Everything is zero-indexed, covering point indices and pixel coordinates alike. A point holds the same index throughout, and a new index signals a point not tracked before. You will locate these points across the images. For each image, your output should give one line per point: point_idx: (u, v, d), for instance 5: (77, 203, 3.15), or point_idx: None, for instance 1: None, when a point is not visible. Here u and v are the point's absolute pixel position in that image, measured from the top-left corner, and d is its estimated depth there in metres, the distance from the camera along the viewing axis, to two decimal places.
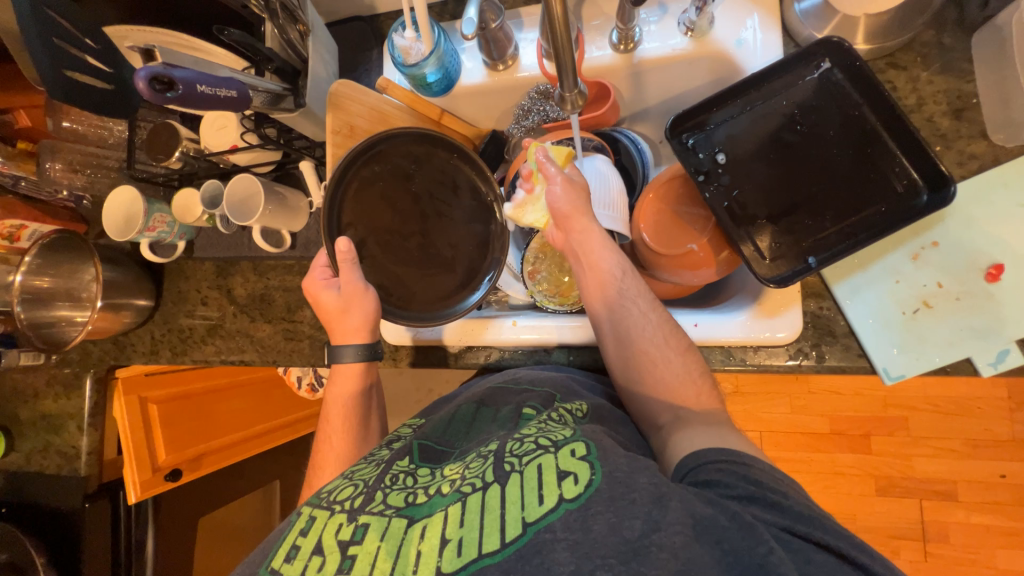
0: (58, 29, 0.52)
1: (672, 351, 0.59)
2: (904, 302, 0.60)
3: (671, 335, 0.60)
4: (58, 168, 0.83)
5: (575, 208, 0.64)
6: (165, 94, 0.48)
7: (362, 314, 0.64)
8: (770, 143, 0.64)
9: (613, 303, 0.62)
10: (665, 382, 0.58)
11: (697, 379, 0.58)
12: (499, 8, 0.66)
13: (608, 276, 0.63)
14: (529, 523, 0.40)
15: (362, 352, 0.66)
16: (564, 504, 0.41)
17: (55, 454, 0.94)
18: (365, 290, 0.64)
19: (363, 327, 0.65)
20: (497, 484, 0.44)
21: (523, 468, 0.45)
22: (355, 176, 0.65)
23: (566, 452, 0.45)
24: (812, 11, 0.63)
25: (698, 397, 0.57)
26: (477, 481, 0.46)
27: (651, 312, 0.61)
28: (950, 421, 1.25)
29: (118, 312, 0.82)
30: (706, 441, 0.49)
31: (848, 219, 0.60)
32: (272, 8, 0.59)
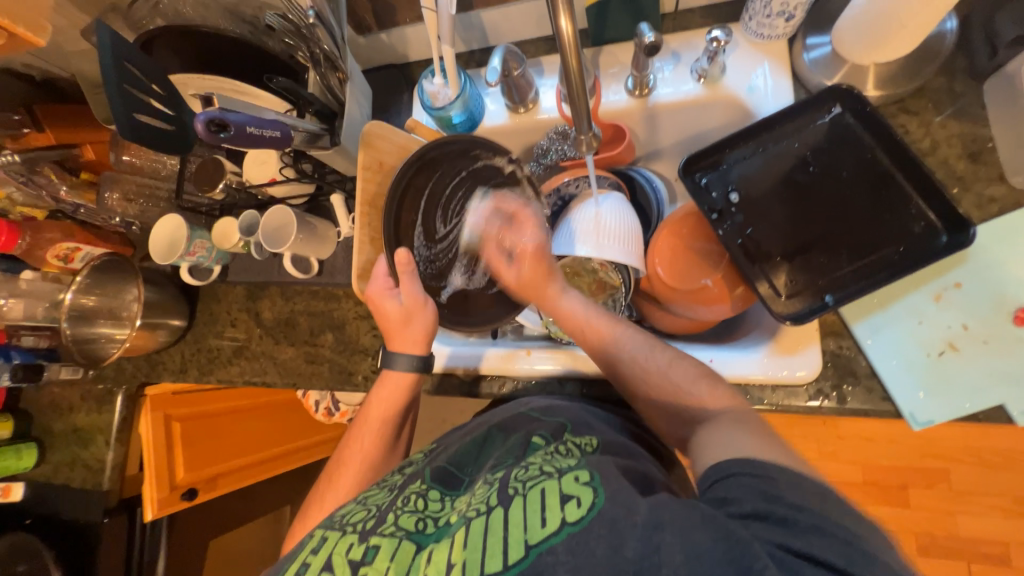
0: (129, 77, 0.59)
1: (673, 374, 0.59)
2: (928, 344, 0.58)
3: (670, 359, 0.61)
4: (115, 197, 0.91)
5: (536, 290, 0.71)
6: (218, 134, 0.53)
7: (423, 325, 0.68)
8: (783, 184, 0.66)
9: (602, 352, 0.65)
10: (678, 400, 0.59)
11: (711, 387, 0.58)
12: (521, 57, 0.71)
13: (594, 329, 0.66)
14: (531, 545, 0.40)
15: (416, 363, 0.69)
16: (566, 528, 0.40)
17: (81, 467, 0.97)
18: (425, 303, 0.67)
19: (424, 338, 0.68)
20: (501, 507, 0.45)
21: (526, 492, 0.45)
22: (409, 184, 0.67)
23: (569, 478, 0.45)
24: (820, 60, 0.66)
25: (715, 400, 0.56)
26: (481, 505, 0.46)
27: (646, 346, 0.63)
28: (994, 475, 1.17)
29: (153, 331, 0.86)
30: (725, 450, 0.47)
31: (864, 259, 0.60)
32: (316, 59, 0.66)
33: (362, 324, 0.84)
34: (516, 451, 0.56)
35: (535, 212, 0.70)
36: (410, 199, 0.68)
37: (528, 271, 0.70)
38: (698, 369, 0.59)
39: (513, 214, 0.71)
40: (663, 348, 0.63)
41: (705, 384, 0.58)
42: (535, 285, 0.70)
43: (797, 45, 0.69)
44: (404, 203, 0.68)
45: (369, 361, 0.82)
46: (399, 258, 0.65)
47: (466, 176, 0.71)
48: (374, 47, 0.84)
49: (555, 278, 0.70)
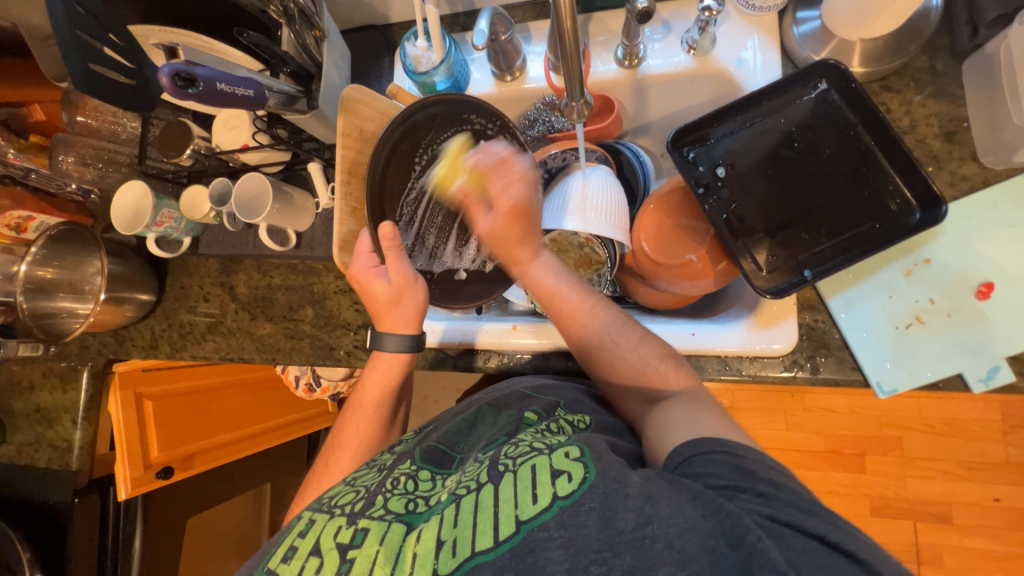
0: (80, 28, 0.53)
1: (642, 351, 0.60)
2: (897, 317, 0.61)
3: (640, 337, 0.61)
4: (69, 161, 0.84)
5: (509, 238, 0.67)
6: (186, 89, 0.48)
7: (412, 305, 0.66)
8: (768, 160, 0.66)
9: (569, 323, 0.64)
10: (645, 379, 0.59)
11: (674, 366, 0.59)
12: (508, 20, 0.68)
13: (562, 298, 0.65)
14: (522, 521, 0.41)
15: (408, 344, 0.67)
16: (557, 503, 0.41)
17: (47, 447, 0.93)
18: (415, 281, 0.66)
19: (414, 318, 0.67)
20: (491, 484, 0.45)
21: (517, 468, 0.45)
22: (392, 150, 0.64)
23: (560, 454, 0.46)
24: (809, 34, 0.66)
25: (678, 381, 0.57)
26: (471, 483, 0.47)
27: (618, 322, 0.63)
28: (943, 441, 1.25)
29: (120, 305, 0.82)
30: (692, 429, 0.49)
31: (842, 235, 0.62)
32: (291, 14, 0.62)
33: (343, 298, 0.82)
34: (509, 428, 0.56)
35: (528, 168, 0.65)
36: (393, 167, 0.65)
37: (501, 227, 0.66)
38: (664, 350, 0.61)
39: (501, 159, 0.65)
40: (633, 326, 0.63)
41: (670, 364, 0.59)
42: (507, 245, 0.67)
43: (787, 18, 0.68)
44: (387, 168, 0.65)
45: (351, 336, 0.81)
46: (385, 234, 0.62)
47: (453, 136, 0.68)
48: (352, 5, 0.79)
49: (532, 241, 0.67)
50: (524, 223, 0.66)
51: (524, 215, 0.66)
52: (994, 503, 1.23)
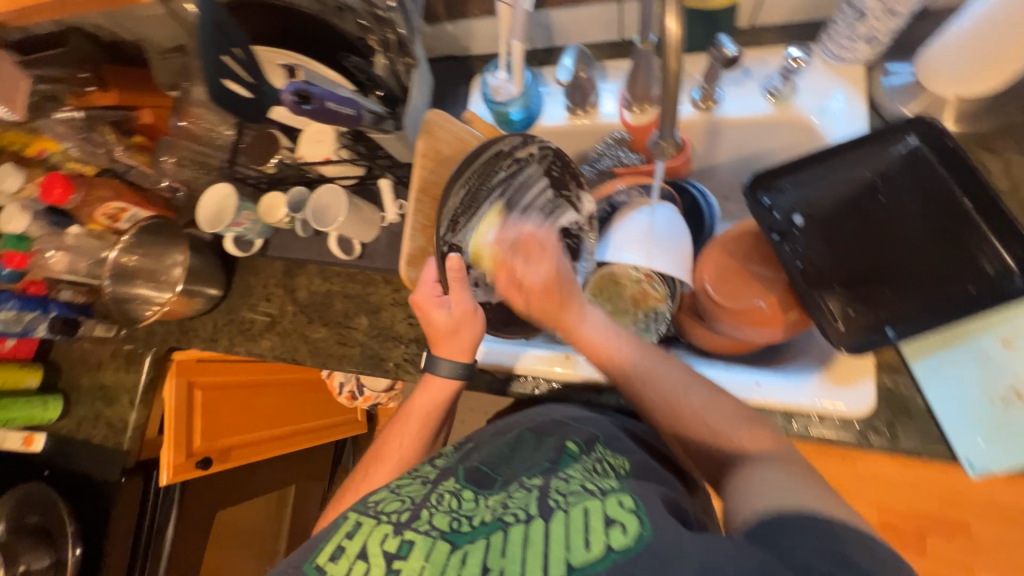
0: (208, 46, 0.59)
1: (710, 417, 0.54)
2: (993, 389, 0.56)
3: (706, 401, 0.55)
4: (170, 161, 0.92)
5: (557, 297, 0.62)
6: (301, 105, 0.54)
7: (470, 334, 0.66)
8: (849, 210, 0.64)
9: (631, 390, 0.59)
10: (716, 443, 0.53)
11: (752, 429, 0.53)
12: (589, 60, 0.73)
13: (619, 362, 0.60)
14: (573, 567, 0.39)
15: (460, 370, 0.67)
16: (611, 554, 0.39)
17: (104, 424, 0.98)
18: (475, 312, 0.66)
19: (471, 347, 0.67)
20: (541, 519, 0.44)
21: (569, 508, 0.44)
22: (459, 183, 0.68)
23: (613, 501, 0.44)
24: (900, 87, 0.65)
25: (758, 447, 0.51)
26: (520, 512, 0.46)
27: (679, 385, 0.57)
28: (1018, 532, 1.12)
29: (191, 298, 0.87)
30: (775, 494, 0.44)
31: (932, 296, 0.58)
32: (388, 44, 0.66)
33: (398, 311, 0.83)
34: (551, 455, 0.54)
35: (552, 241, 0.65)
36: (460, 197, 0.69)
37: (539, 295, 0.62)
38: (740, 414, 0.54)
39: (521, 241, 0.65)
40: (700, 387, 0.57)
41: (747, 427, 0.53)
42: (551, 308, 0.63)
43: (875, 71, 0.68)
44: (453, 198, 0.68)
45: (402, 349, 0.82)
46: (453, 265, 0.63)
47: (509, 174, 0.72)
48: (438, 37, 0.84)
49: (575, 302, 0.63)
50: (559, 291, 0.62)
51: (563, 283, 0.63)
52: None
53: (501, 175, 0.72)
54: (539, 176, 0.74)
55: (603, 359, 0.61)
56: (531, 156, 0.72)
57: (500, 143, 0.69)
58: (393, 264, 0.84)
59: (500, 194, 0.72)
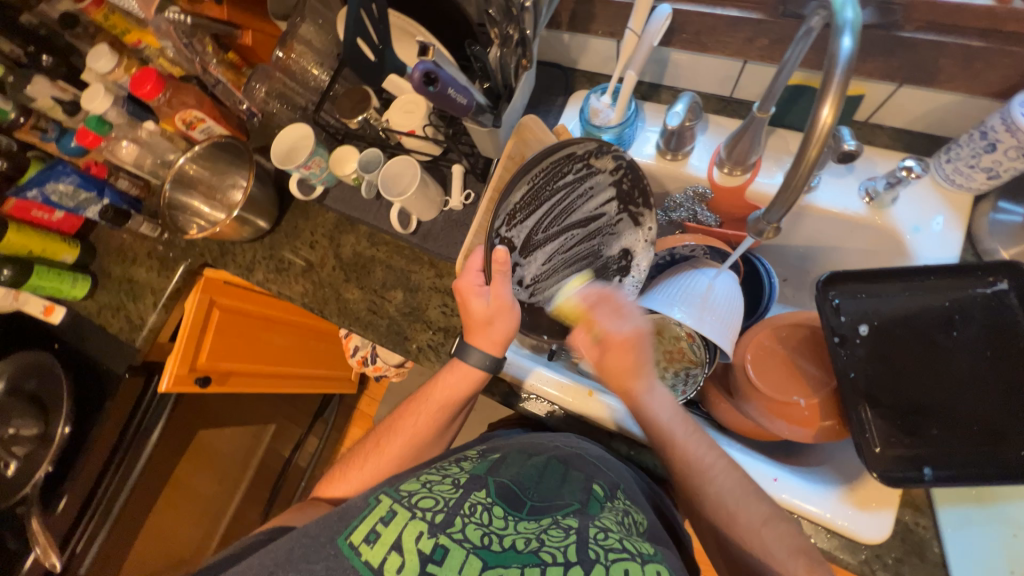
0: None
1: (767, 535, 0.52)
2: (1018, 563, 0.54)
3: (765, 516, 0.54)
4: (261, 90, 0.92)
5: (630, 369, 0.62)
6: (427, 88, 0.54)
7: (505, 326, 0.64)
8: (918, 336, 0.62)
9: (686, 485, 0.58)
10: (761, 562, 0.52)
11: (809, 566, 0.50)
12: (699, 110, 0.70)
13: (680, 449, 0.59)
14: None
15: (489, 361, 0.65)
16: None
17: (123, 317, 1.00)
18: (512, 307, 0.63)
19: (501, 341, 0.64)
20: (581, 568, 0.41)
21: (609, 565, 0.42)
22: (524, 176, 0.60)
23: (651, 570, 0.43)
24: (1004, 226, 0.62)
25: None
26: (558, 554, 0.43)
27: (739, 491, 0.56)
28: None
29: (242, 225, 0.88)
30: None
31: (980, 448, 0.56)
32: (508, 38, 0.65)
33: (434, 296, 0.83)
34: (580, 497, 0.52)
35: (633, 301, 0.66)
36: (519, 194, 0.61)
37: (617, 352, 0.62)
38: (801, 540, 0.52)
39: (604, 296, 0.64)
40: (760, 499, 0.55)
41: (803, 561, 0.50)
42: (623, 376, 0.62)
43: (984, 204, 0.65)
44: (516, 194, 0.60)
45: (428, 334, 0.82)
46: (499, 256, 0.58)
47: (575, 176, 0.65)
48: (551, 43, 0.83)
49: (647, 371, 0.63)
50: (634, 350, 0.62)
51: (644, 346, 0.63)
52: None
53: (568, 177, 0.64)
54: (606, 186, 0.68)
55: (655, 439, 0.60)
56: (603, 163, 0.65)
57: (575, 146, 0.61)
58: (443, 249, 0.84)
59: (563, 197, 0.65)
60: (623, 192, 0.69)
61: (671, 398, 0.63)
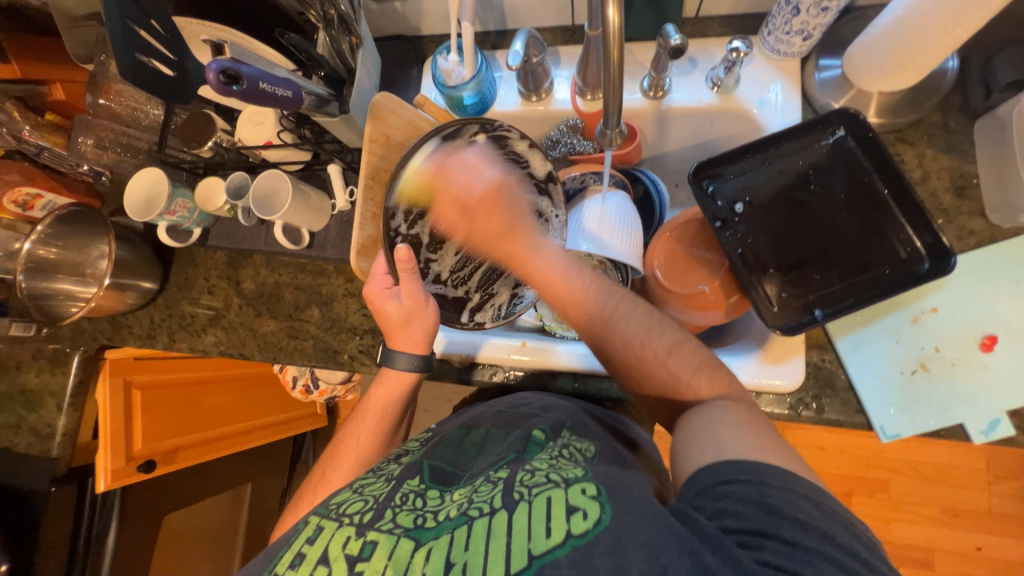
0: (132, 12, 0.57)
1: (673, 362, 0.55)
2: (903, 362, 0.62)
3: (669, 346, 0.56)
4: (88, 143, 0.84)
5: (503, 235, 0.66)
6: (230, 86, 0.51)
7: (423, 326, 0.64)
8: (784, 199, 0.67)
9: (594, 337, 0.60)
10: (672, 389, 0.55)
11: (710, 377, 0.54)
12: (541, 44, 0.69)
13: (579, 305, 0.62)
14: (535, 556, 0.39)
15: (417, 362, 0.67)
16: (570, 541, 0.39)
17: (27, 431, 0.88)
18: (425, 303, 0.64)
19: (423, 338, 0.65)
20: (505, 511, 0.43)
21: (532, 499, 0.43)
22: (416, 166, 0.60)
23: (576, 490, 0.44)
24: (829, 82, 0.69)
25: (713, 391, 0.53)
26: (485, 506, 0.45)
27: (643, 328, 0.58)
28: (928, 486, 1.26)
29: (122, 292, 0.80)
30: (716, 446, 0.45)
31: (853, 278, 0.63)
32: (329, 20, 0.63)
33: (352, 302, 0.81)
34: (518, 446, 0.54)
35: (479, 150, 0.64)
36: (415, 183, 0.60)
37: (482, 217, 0.66)
38: (700, 358, 0.55)
39: (446, 154, 0.62)
40: (662, 330, 0.58)
41: (705, 374, 0.54)
42: (497, 242, 0.66)
43: (809, 65, 0.71)
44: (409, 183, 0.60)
45: (356, 340, 0.80)
46: (401, 256, 0.57)
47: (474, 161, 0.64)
48: (385, 15, 0.80)
49: (524, 234, 0.66)
50: (500, 208, 0.66)
51: (507, 194, 0.66)
52: (976, 552, 1.24)
53: (466, 161, 0.64)
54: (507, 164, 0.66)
55: (553, 298, 0.65)
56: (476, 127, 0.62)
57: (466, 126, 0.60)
58: (345, 253, 0.81)
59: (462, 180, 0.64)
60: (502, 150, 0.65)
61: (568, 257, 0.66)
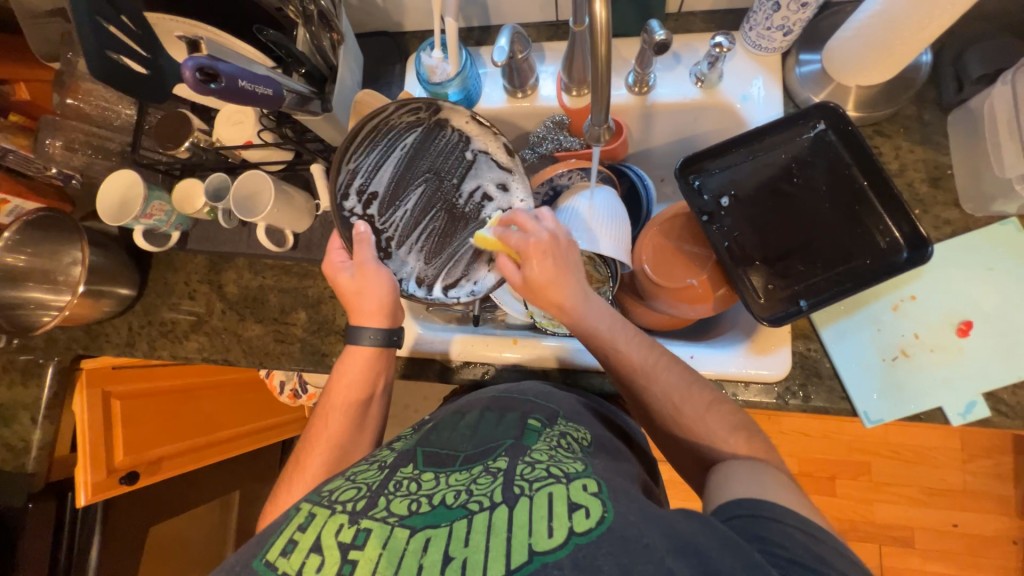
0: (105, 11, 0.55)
1: (710, 421, 0.55)
2: (885, 349, 0.64)
3: (708, 404, 0.56)
4: (56, 145, 0.80)
5: (553, 286, 0.58)
6: (208, 84, 0.50)
7: (375, 296, 0.64)
8: (768, 191, 0.69)
9: (632, 385, 0.59)
10: (708, 448, 0.55)
11: (746, 437, 0.54)
12: (526, 40, 0.69)
13: (622, 362, 0.58)
14: (536, 552, 0.39)
15: (380, 337, 0.65)
16: (573, 539, 0.39)
17: (1, 447, 0.85)
18: (375, 270, 0.64)
19: (379, 309, 0.64)
20: (505, 506, 0.43)
21: (533, 493, 0.43)
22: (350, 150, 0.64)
23: (578, 486, 0.44)
24: (809, 76, 0.70)
25: (751, 451, 0.53)
26: (484, 499, 0.44)
27: (684, 385, 0.56)
28: (907, 467, 1.31)
29: (98, 300, 0.77)
30: (759, 488, 0.46)
31: (836, 268, 0.64)
32: (309, 16, 0.61)
33: (339, 303, 0.80)
34: (513, 433, 0.54)
35: (546, 216, 0.61)
36: (356, 162, 0.66)
37: (538, 274, 0.58)
38: (735, 418, 0.55)
39: (512, 220, 0.61)
40: (701, 391, 0.57)
41: (743, 436, 0.54)
42: (547, 295, 0.59)
43: (790, 59, 0.72)
44: (349, 160, 0.65)
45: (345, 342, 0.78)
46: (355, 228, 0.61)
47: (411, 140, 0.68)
48: (366, 11, 0.79)
49: (576, 282, 0.59)
50: (558, 261, 0.58)
51: (559, 250, 0.58)
52: (953, 529, 1.29)
53: (402, 141, 0.68)
54: (443, 138, 0.69)
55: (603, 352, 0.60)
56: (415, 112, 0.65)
57: (387, 110, 0.63)
58: None
59: (403, 158, 0.68)
60: (452, 133, 0.68)
61: (609, 308, 0.60)
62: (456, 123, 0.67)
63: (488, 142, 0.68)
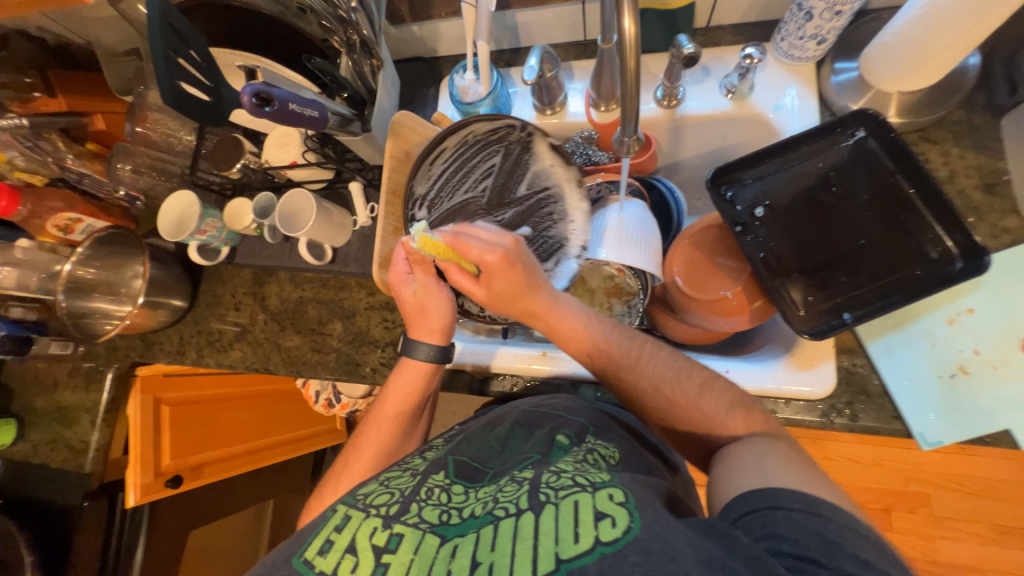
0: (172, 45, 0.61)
1: (705, 404, 0.55)
2: (941, 366, 0.60)
3: (699, 387, 0.56)
4: (126, 169, 0.87)
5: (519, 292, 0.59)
6: (262, 108, 0.54)
7: (441, 314, 0.64)
8: (805, 201, 0.67)
9: (619, 378, 0.60)
10: (707, 432, 0.55)
11: (743, 414, 0.54)
12: (555, 59, 0.71)
13: (604, 349, 0.60)
14: (562, 560, 0.38)
15: (434, 353, 0.65)
16: (599, 547, 0.38)
17: (63, 447, 0.91)
18: (440, 288, 0.64)
19: (442, 328, 0.65)
20: (532, 513, 0.43)
21: (559, 501, 0.43)
22: (434, 164, 0.68)
23: (604, 495, 0.43)
24: (846, 84, 0.69)
25: (749, 428, 0.53)
26: (511, 506, 0.44)
27: (671, 371, 0.58)
28: (975, 502, 1.19)
29: (155, 310, 0.83)
30: (759, 478, 0.44)
31: (883, 279, 0.61)
32: (352, 45, 0.65)
33: (374, 315, 0.82)
34: (542, 449, 0.54)
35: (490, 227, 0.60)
36: (434, 174, 0.69)
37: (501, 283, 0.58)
38: (731, 395, 0.55)
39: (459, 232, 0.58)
40: (690, 371, 0.58)
41: (739, 412, 0.54)
42: (513, 300, 0.60)
43: (824, 68, 0.71)
44: (429, 173, 0.69)
45: (378, 353, 0.81)
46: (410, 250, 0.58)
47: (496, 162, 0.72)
48: (404, 39, 0.84)
49: (543, 284, 0.60)
50: (521, 265, 0.58)
51: (522, 255, 0.58)
52: None
53: (487, 163, 0.71)
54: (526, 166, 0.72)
55: (602, 359, 0.60)
56: (507, 133, 0.70)
57: (475, 127, 0.68)
58: (367, 267, 0.83)
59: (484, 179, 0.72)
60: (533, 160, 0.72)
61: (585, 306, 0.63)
62: (538, 151, 0.71)
63: (570, 186, 0.72)
